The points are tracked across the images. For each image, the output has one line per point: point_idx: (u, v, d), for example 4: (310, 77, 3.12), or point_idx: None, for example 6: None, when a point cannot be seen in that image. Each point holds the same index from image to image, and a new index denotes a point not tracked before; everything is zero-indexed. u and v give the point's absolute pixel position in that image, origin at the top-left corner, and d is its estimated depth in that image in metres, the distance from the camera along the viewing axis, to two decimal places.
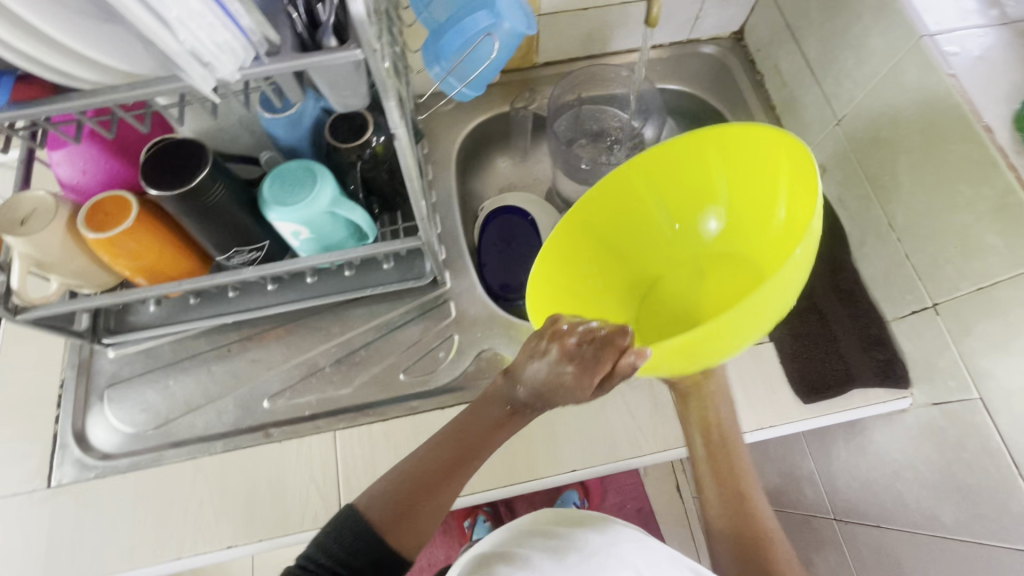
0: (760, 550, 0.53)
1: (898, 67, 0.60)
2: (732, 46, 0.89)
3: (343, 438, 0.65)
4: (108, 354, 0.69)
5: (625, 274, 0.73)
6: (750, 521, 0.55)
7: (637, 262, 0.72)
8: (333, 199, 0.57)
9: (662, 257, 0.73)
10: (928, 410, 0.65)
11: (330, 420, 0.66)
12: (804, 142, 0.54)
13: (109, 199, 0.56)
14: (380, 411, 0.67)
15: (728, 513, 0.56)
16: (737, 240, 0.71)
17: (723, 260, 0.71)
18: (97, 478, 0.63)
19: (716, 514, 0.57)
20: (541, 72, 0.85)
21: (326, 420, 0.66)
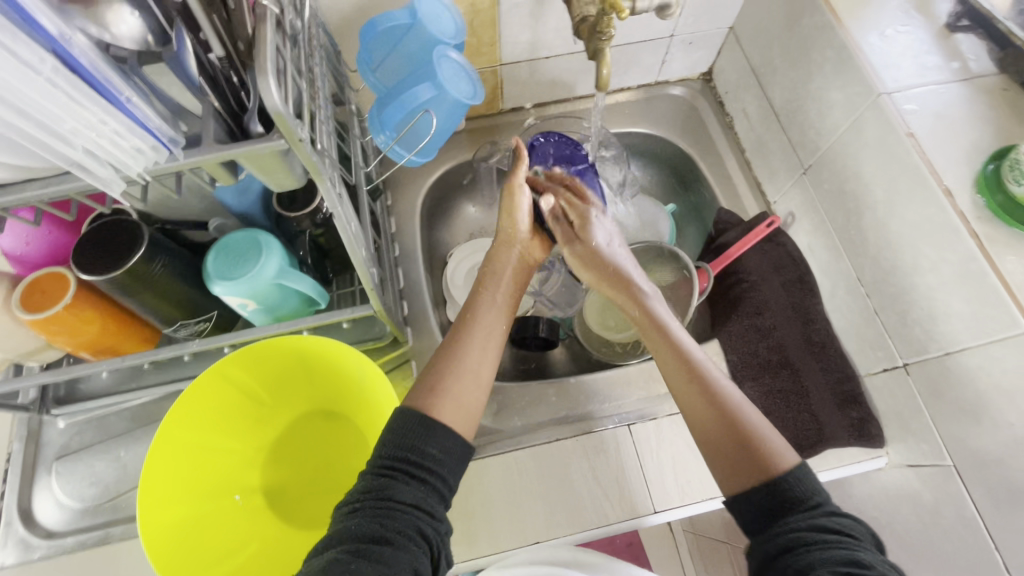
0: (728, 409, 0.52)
1: (859, 121, 0.59)
2: (701, 88, 0.88)
3: (313, 505, 0.63)
4: (59, 424, 0.67)
5: (260, 481, 0.63)
6: (739, 428, 0.51)
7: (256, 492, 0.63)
8: (280, 270, 0.55)
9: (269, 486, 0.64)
10: (903, 471, 0.62)
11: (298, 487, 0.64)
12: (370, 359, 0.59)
13: (48, 276, 0.54)
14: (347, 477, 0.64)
15: (731, 465, 0.50)
16: (312, 406, 0.67)
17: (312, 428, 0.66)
18: (41, 558, 0.60)
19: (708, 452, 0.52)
20: (506, 119, 0.84)
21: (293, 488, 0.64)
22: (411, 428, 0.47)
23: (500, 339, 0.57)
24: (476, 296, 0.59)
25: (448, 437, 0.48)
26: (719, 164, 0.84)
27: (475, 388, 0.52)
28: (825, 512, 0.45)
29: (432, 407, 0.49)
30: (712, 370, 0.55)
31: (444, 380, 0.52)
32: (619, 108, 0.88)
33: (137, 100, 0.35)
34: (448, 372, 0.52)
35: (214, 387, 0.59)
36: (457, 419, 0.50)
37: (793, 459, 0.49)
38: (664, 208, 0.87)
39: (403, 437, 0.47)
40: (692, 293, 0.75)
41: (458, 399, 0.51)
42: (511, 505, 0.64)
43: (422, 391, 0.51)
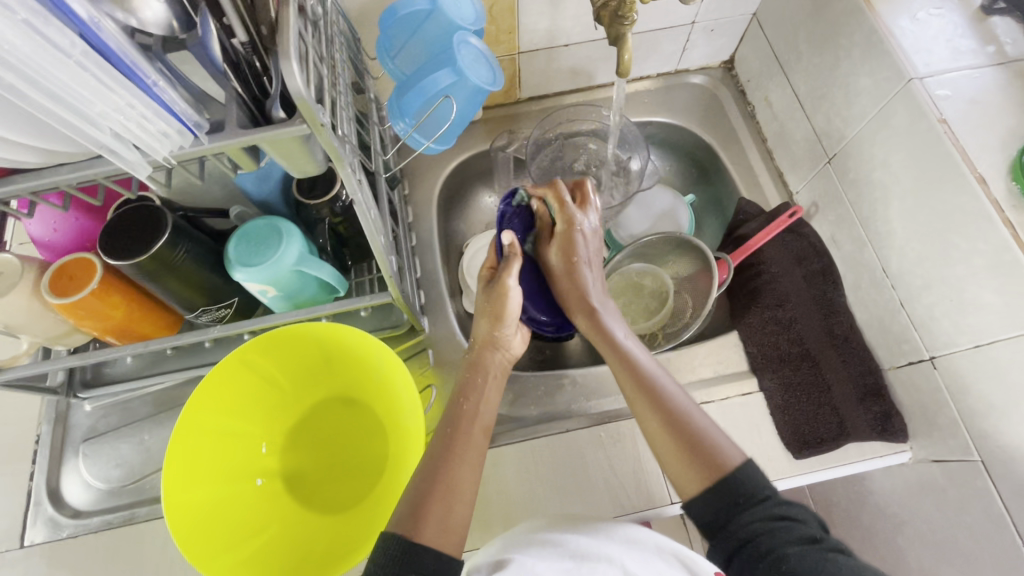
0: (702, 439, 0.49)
1: (888, 108, 0.57)
2: (722, 76, 0.86)
3: (339, 485, 0.64)
4: (86, 407, 0.69)
5: (286, 466, 0.65)
6: (700, 447, 0.49)
7: (283, 475, 0.64)
8: (299, 257, 0.56)
9: (295, 469, 0.65)
10: (927, 467, 0.61)
11: (323, 467, 0.65)
12: (383, 343, 0.60)
13: (75, 262, 0.55)
14: (370, 456, 0.65)
15: (682, 470, 0.49)
16: (332, 391, 0.67)
17: (333, 412, 0.67)
18: (69, 537, 0.62)
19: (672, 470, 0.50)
20: (524, 108, 0.84)
21: (319, 467, 0.65)
22: (392, 555, 0.42)
23: (485, 426, 0.55)
24: (458, 405, 0.55)
25: (437, 556, 0.43)
26: (739, 154, 0.82)
27: (462, 500, 0.48)
28: (775, 502, 0.46)
29: (416, 530, 0.45)
30: (661, 377, 0.54)
31: (430, 500, 0.47)
32: (638, 97, 0.87)
33: (163, 84, 0.35)
34: (434, 491, 0.48)
35: (235, 373, 0.60)
36: (447, 539, 0.45)
37: (741, 456, 0.48)
38: (682, 199, 0.85)
39: (386, 565, 0.42)
40: (712, 284, 0.74)
41: (445, 514, 0.47)
42: (526, 494, 0.64)
43: (405, 511, 0.47)
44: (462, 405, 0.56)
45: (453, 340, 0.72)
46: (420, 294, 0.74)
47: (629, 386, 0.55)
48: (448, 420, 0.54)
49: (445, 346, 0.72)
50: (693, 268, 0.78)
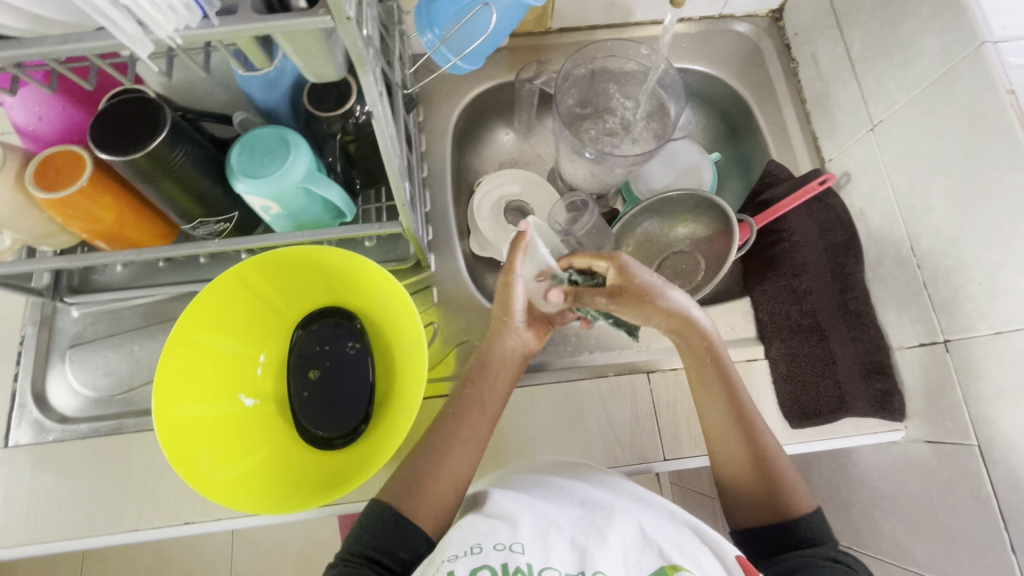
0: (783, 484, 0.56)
1: (951, 74, 0.54)
2: (768, 27, 0.81)
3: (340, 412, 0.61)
4: (73, 313, 0.66)
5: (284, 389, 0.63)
6: (778, 492, 0.56)
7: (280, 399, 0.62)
8: (307, 174, 0.52)
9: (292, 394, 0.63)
10: (920, 447, 0.62)
11: None
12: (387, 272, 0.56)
13: (61, 154, 0.50)
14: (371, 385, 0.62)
15: (754, 505, 0.57)
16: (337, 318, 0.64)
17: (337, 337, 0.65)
18: (55, 441, 0.61)
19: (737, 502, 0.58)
20: (554, 39, 0.78)
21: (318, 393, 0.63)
22: (384, 534, 0.49)
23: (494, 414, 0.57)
24: (463, 391, 0.57)
25: (418, 539, 0.50)
26: (775, 114, 0.78)
27: (452, 484, 0.54)
28: (831, 548, 0.52)
29: (411, 510, 0.51)
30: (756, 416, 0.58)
31: (429, 486, 0.53)
32: (675, 40, 0.81)
33: None
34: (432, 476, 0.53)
35: (234, 290, 0.58)
36: (435, 518, 0.52)
37: (812, 503, 0.56)
38: (708, 156, 0.81)
39: (378, 538, 0.49)
40: (731, 247, 0.72)
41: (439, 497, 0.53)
42: (519, 439, 0.63)
43: (400, 488, 0.53)
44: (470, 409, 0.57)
45: (459, 279, 0.70)
46: (429, 230, 0.71)
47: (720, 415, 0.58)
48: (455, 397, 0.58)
49: (451, 285, 0.70)
50: (710, 230, 0.75)
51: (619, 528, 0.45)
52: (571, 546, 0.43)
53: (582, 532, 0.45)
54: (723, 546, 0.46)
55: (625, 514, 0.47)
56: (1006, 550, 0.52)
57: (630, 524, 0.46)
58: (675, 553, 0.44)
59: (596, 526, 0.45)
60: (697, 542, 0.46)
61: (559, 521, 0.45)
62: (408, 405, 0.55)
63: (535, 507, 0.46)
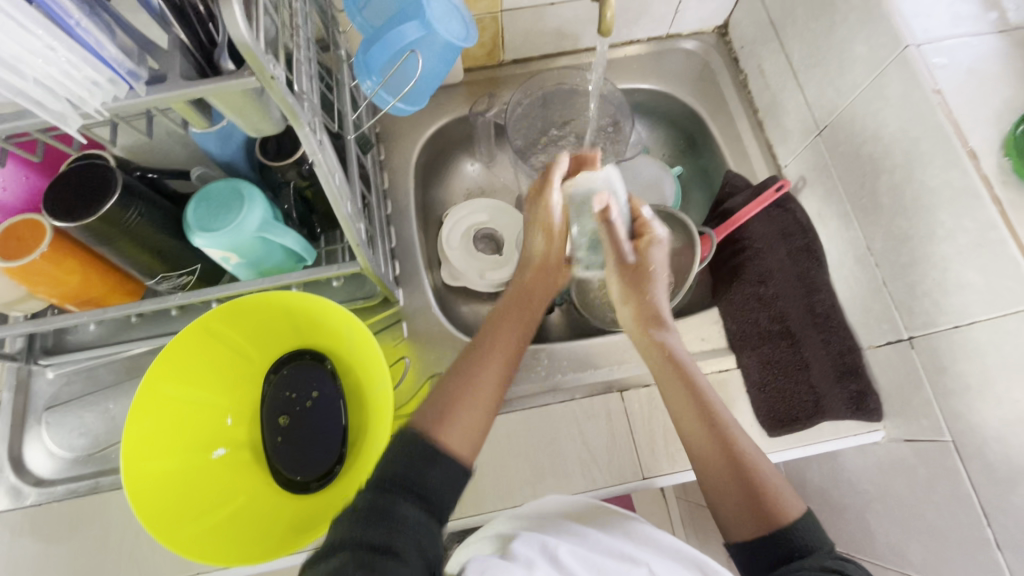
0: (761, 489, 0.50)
1: (882, 77, 0.55)
2: (716, 42, 0.83)
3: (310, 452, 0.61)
4: (48, 375, 0.67)
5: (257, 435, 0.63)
6: (760, 499, 0.49)
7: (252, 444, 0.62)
8: (263, 223, 0.53)
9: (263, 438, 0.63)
10: (899, 446, 0.61)
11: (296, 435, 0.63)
12: (352, 313, 0.57)
13: (23, 223, 0.52)
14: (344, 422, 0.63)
15: (739, 507, 0.49)
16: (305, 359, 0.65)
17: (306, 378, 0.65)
18: (32, 505, 0.61)
19: (726, 508, 0.50)
20: (508, 72, 0.80)
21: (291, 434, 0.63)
22: (418, 449, 0.45)
23: (513, 356, 0.56)
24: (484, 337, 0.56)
25: (437, 476, 0.44)
26: (729, 125, 0.79)
27: (483, 409, 0.51)
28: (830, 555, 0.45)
29: (439, 435, 0.47)
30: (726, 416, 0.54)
31: (454, 408, 0.50)
32: (628, 62, 0.83)
33: (88, 24, 0.32)
34: (455, 401, 0.50)
35: (200, 341, 0.58)
36: (467, 444, 0.48)
37: (797, 512, 0.48)
38: (669, 171, 0.83)
39: (369, 525, 0.40)
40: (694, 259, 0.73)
41: (469, 423, 0.49)
42: (497, 469, 0.63)
43: (432, 412, 0.50)
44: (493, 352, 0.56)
45: (428, 312, 0.70)
46: (395, 265, 0.72)
47: (683, 400, 0.55)
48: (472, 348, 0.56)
49: (420, 318, 0.70)
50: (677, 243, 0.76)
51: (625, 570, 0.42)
52: None
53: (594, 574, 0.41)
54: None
55: (634, 557, 0.43)
56: (991, 547, 0.51)
57: (640, 567, 0.43)
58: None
59: (602, 567, 0.42)
60: None
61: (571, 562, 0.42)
62: (379, 439, 0.55)
63: (544, 545, 0.43)
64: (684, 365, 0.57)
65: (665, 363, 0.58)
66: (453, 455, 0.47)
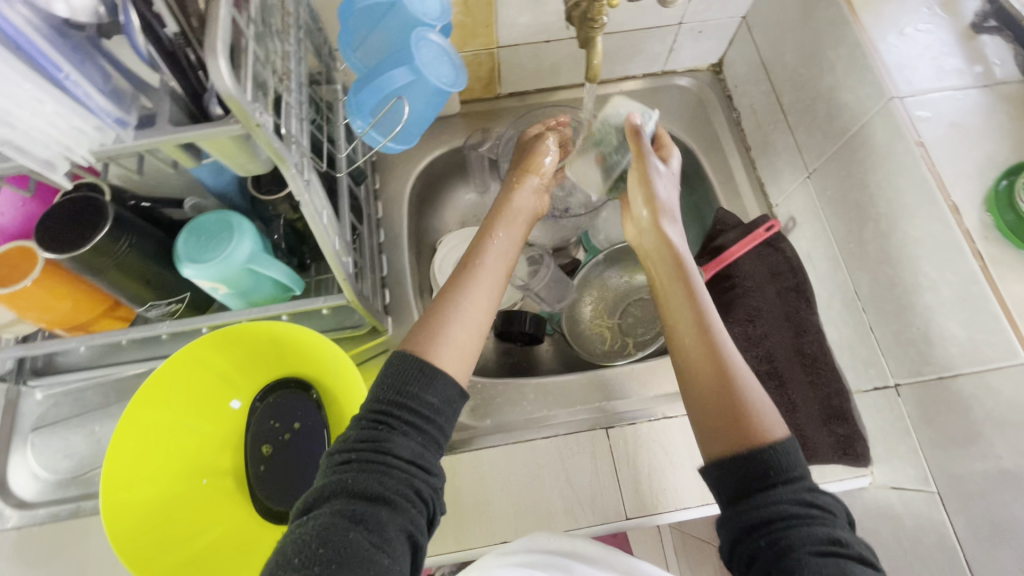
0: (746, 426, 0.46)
1: (868, 126, 0.56)
2: (710, 80, 0.84)
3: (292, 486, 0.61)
4: (37, 396, 0.67)
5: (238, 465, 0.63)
6: (742, 421, 0.46)
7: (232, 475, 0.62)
8: (251, 255, 0.54)
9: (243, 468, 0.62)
10: (886, 493, 0.60)
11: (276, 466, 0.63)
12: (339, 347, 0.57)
13: (17, 250, 0.53)
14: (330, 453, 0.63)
15: (719, 426, 0.47)
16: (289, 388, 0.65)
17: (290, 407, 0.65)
18: (13, 528, 0.61)
19: (703, 411, 0.49)
20: (503, 104, 0.82)
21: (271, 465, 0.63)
22: (409, 372, 0.45)
23: (505, 259, 0.57)
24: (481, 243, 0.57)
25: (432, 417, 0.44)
26: (722, 161, 0.80)
27: (475, 334, 0.50)
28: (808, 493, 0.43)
29: (431, 353, 0.47)
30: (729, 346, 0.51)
31: (446, 329, 0.49)
32: (623, 96, 0.85)
33: (78, 78, 0.33)
34: (441, 329, 0.49)
35: (185, 369, 0.59)
36: (458, 366, 0.48)
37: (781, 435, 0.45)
38: None
39: (304, 547, 0.36)
40: None
41: (458, 349, 0.49)
42: (480, 505, 0.62)
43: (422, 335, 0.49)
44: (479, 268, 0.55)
45: None
46: (386, 293, 0.72)
47: (689, 324, 0.52)
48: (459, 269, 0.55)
49: None
50: None
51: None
52: None
53: None
54: None
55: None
56: None
57: None
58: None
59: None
60: None
61: None
62: None
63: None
64: (698, 300, 0.53)
65: (681, 274, 0.55)
66: (405, 464, 0.42)
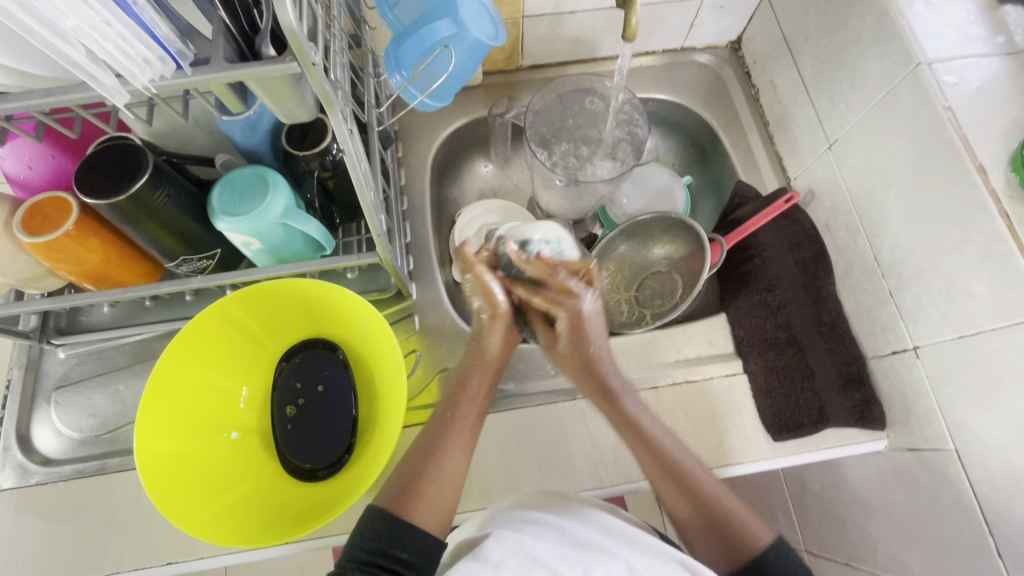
0: (734, 531, 0.51)
1: (893, 94, 0.57)
2: (728, 57, 0.85)
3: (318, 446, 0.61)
4: (60, 355, 0.67)
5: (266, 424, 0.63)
6: (726, 530, 0.52)
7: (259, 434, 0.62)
8: (286, 210, 0.54)
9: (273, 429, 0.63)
10: (902, 455, 0.62)
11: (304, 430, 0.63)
12: (372, 306, 0.57)
13: (49, 200, 0.53)
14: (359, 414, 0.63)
15: (711, 547, 0.52)
16: (316, 350, 0.65)
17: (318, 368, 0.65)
18: (38, 484, 0.61)
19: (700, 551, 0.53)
20: (525, 76, 0.82)
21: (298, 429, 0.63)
22: (382, 534, 0.47)
23: (483, 411, 0.59)
24: (457, 392, 0.58)
25: (422, 538, 0.48)
26: (740, 137, 0.81)
27: (449, 487, 0.52)
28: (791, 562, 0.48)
29: (406, 511, 0.49)
30: (687, 460, 0.55)
31: (421, 482, 0.52)
32: (642, 72, 0.85)
33: (145, 4, 0.34)
34: (426, 475, 0.52)
35: (214, 326, 0.59)
36: (434, 521, 0.50)
37: (769, 536, 0.51)
38: (679, 180, 0.85)
39: None
40: (704, 266, 0.74)
41: (432, 499, 0.51)
42: (504, 466, 0.63)
43: (396, 491, 0.51)
44: (464, 390, 0.58)
45: (440, 307, 0.71)
46: (410, 260, 0.72)
47: (652, 467, 0.56)
48: (444, 403, 0.57)
49: (433, 313, 0.71)
50: (686, 250, 0.78)
51: (609, 568, 0.42)
52: None
53: (569, 568, 0.42)
54: None
55: (613, 551, 0.44)
56: (993, 556, 0.52)
57: (616, 560, 0.43)
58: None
59: (584, 561, 0.43)
60: (683, 574, 0.43)
61: (547, 559, 0.42)
62: (390, 428, 0.55)
63: (521, 545, 0.43)
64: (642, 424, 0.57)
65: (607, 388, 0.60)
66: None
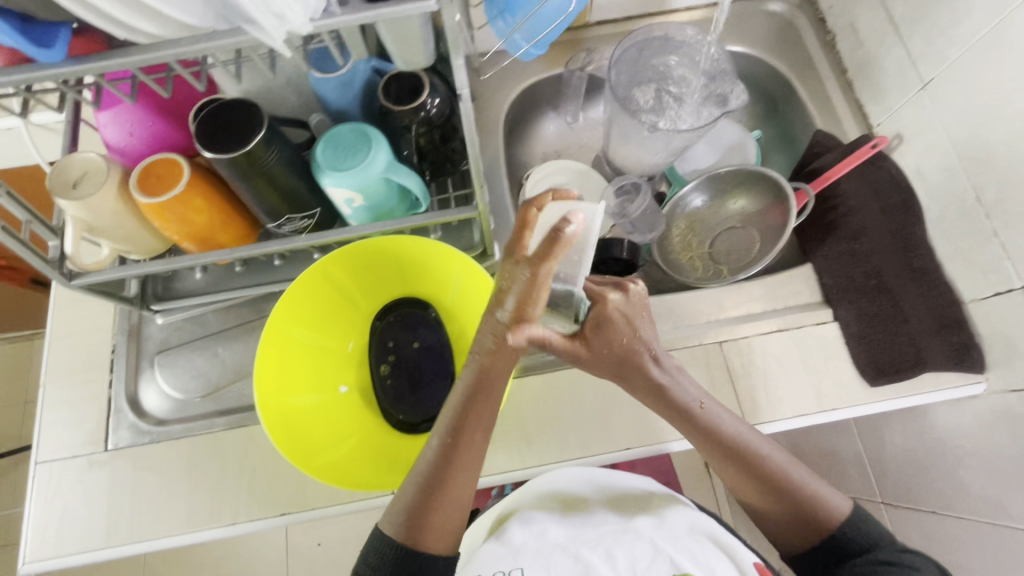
0: (803, 507, 0.55)
1: (1007, 22, 0.55)
2: (801, 3, 0.82)
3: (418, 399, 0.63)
4: (158, 321, 0.68)
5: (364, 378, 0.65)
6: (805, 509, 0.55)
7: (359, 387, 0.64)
8: (388, 164, 0.54)
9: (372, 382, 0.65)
10: (1004, 397, 0.61)
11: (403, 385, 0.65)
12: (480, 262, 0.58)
13: (160, 162, 0.54)
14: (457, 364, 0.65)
15: (786, 523, 0.56)
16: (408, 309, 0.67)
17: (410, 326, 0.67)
18: (152, 442, 0.63)
19: (773, 527, 0.58)
20: (593, 32, 0.81)
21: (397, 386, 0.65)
22: (388, 563, 0.48)
23: (489, 428, 0.51)
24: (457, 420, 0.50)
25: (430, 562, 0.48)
26: (817, 85, 0.79)
27: (456, 509, 0.50)
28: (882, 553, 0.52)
29: (417, 541, 0.48)
30: (754, 441, 0.56)
31: (430, 512, 0.49)
32: None
33: None
34: (433, 505, 0.49)
35: (319, 284, 0.60)
36: (441, 543, 0.49)
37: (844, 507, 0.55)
38: (751, 134, 0.83)
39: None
40: (788, 217, 0.73)
41: (441, 523, 0.49)
42: (599, 417, 0.64)
43: (404, 517, 0.49)
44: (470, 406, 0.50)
45: None
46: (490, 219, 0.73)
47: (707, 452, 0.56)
48: (453, 427, 0.50)
49: None
50: (762, 203, 0.77)
51: (629, 548, 0.54)
52: (574, 560, 0.54)
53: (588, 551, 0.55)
54: (740, 556, 0.55)
55: (638, 530, 0.56)
56: None
57: (638, 536, 0.56)
58: (688, 563, 0.53)
59: (605, 545, 0.55)
60: (712, 547, 0.55)
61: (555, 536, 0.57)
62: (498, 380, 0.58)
63: (539, 532, 0.58)
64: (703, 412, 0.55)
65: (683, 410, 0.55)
66: None
